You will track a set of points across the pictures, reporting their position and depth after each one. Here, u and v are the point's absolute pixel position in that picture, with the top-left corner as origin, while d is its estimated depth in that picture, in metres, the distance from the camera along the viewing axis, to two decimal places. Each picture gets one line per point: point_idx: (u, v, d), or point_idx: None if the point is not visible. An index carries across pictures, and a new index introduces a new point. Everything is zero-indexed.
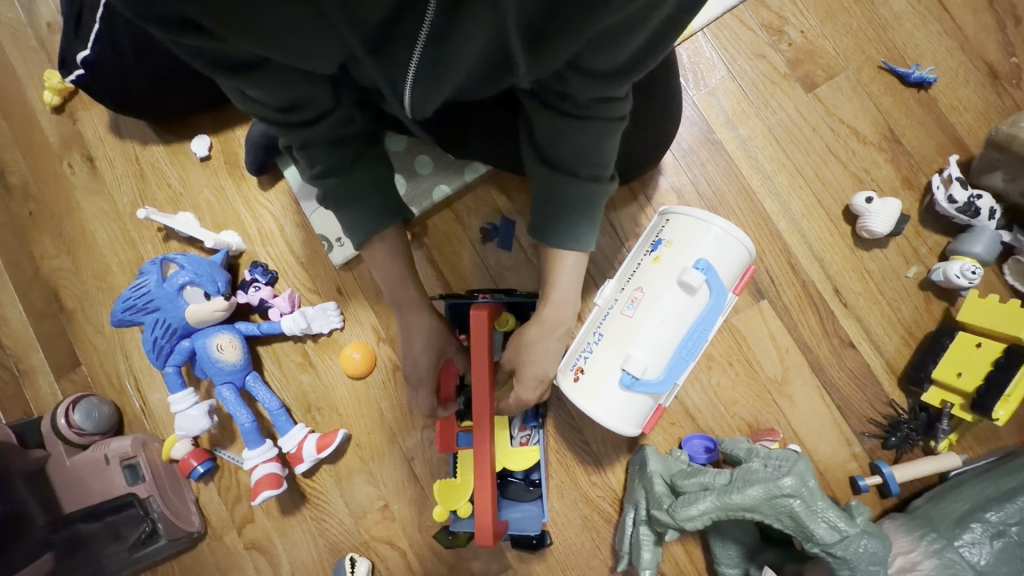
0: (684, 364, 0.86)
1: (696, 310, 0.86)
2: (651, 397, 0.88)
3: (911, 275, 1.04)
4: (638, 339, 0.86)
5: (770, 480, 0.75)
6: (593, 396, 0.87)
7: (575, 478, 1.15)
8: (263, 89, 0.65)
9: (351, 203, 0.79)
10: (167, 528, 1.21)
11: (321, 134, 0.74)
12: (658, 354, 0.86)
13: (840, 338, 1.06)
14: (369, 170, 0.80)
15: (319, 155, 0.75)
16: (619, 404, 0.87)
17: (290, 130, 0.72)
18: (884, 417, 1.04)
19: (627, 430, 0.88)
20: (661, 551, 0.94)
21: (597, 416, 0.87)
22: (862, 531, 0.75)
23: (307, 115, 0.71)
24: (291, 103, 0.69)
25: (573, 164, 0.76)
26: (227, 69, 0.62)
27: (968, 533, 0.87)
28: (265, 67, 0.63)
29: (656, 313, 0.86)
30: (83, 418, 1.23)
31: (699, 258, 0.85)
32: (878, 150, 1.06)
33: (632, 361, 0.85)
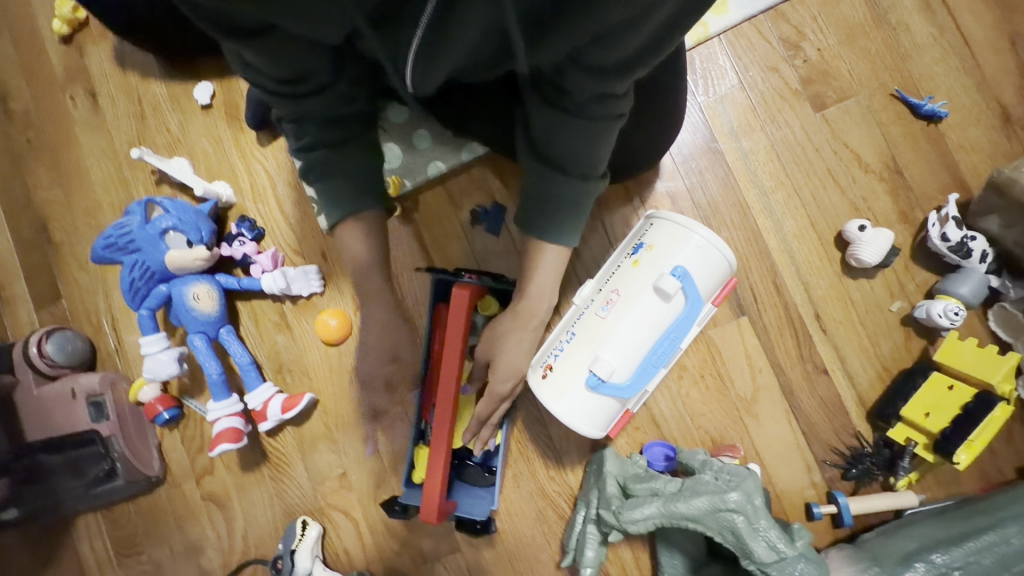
0: (652, 372, 0.86)
1: (671, 317, 0.85)
2: (617, 400, 0.87)
3: (894, 309, 1.02)
4: (609, 341, 0.85)
5: (717, 493, 0.74)
6: (559, 395, 0.87)
7: (533, 470, 1.15)
8: (264, 59, 0.62)
9: (340, 185, 0.78)
10: (125, 469, 1.21)
11: (317, 108, 0.72)
12: (628, 358, 0.85)
13: (815, 363, 1.05)
14: (356, 147, 0.77)
15: (312, 129, 0.74)
16: (583, 405, 0.86)
17: (288, 101, 0.70)
18: (848, 448, 1.03)
19: (591, 432, 0.88)
20: (606, 552, 0.94)
21: (561, 414, 0.87)
22: (800, 554, 0.73)
23: (306, 90, 0.69)
24: (293, 74, 0.67)
25: (563, 158, 0.74)
26: (228, 33, 0.58)
27: (911, 572, 0.83)
28: (268, 35, 0.59)
29: (630, 317, 0.85)
30: (56, 350, 1.23)
31: (676, 265, 0.84)
32: (879, 180, 1.04)
33: (599, 362, 0.84)
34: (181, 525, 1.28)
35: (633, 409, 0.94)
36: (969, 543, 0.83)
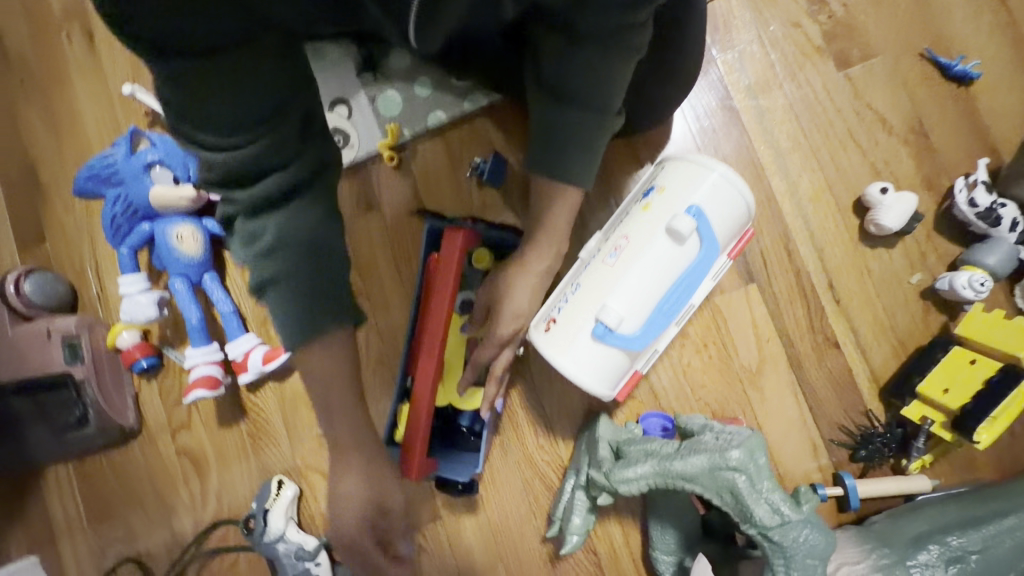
0: (664, 321, 0.79)
1: (684, 263, 0.79)
2: (626, 354, 0.81)
3: (913, 281, 0.96)
4: (617, 290, 0.79)
5: (716, 450, 0.68)
6: (564, 349, 0.81)
7: (523, 438, 1.09)
8: (231, 95, 0.53)
9: (307, 301, 0.59)
10: (96, 416, 1.15)
11: (278, 185, 0.57)
12: (638, 307, 0.79)
13: (826, 336, 0.99)
14: (322, 247, 0.60)
15: (270, 226, 0.57)
16: (591, 358, 0.80)
17: (242, 174, 0.55)
18: (857, 426, 0.97)
19: (597, 390, 0.82)
20: (593, 519, 0.88)
21: (567, 370, 0.81)
22: (807, 520, 0.64)
23: (269, 160, 0.55)
24: (259, 121, 0.54)
25: (580, 89, 0.69)
26: (198, 54, 0.51)
27: (923, 554, 0.76)
28: (242, 46, 0.53)
29: (641, 263, 0.79)
30: (34, 290, 1.19)
31: (689, 202, 0.78)
32: (902, 143, 0.98)
33: (607, 311, 0.78)
34: (152, 481, 1.22)
35: (643, 368, 0.87)
36: (987, 526, 0.77)
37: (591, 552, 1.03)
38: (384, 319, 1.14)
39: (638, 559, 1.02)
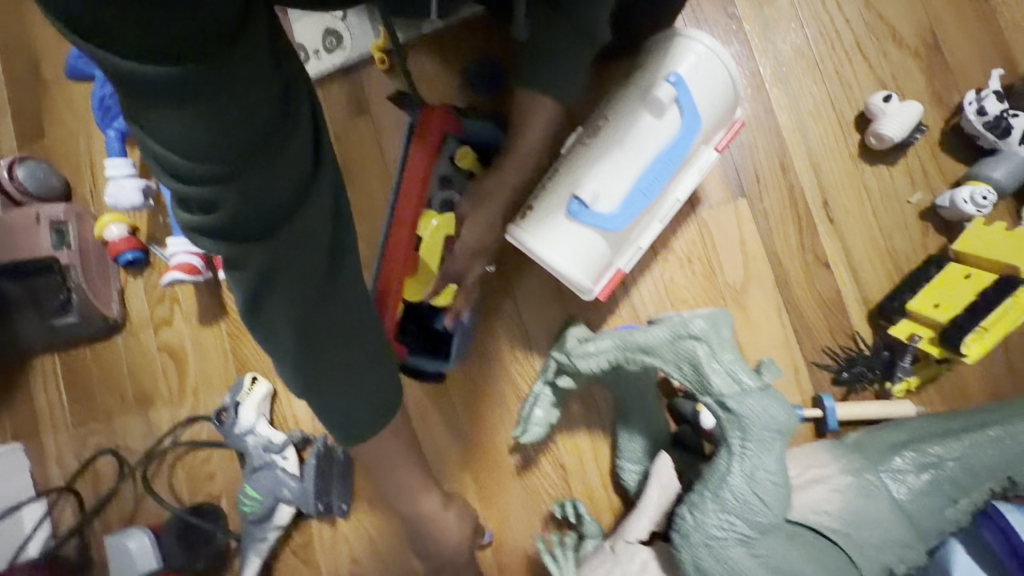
0: (643, 200, 0.77)
1: (664, 138, 0.77)
2: (602, 238, 0.79)
3: (914, 201, 0.92)
4: (594, 167, 0.78)
5: (678, 320, 0.65)
6: (541, 232, 0.80)
7: (498, 349, 1.04)
8: (217, 128, 0.37)
9: (339, 381, 0.51)
10: (81, 301, 1.16)
11: (283, 249, 0.43)
12: (616, 185, 0.78)
13: (816, 256, 0.95)
14: (351, 311, 0.51)
15: (285, 301, 0.45)
16: (565, 241, 0.78)
17: (246, 237, 0.41)
18: (841, 348, 0.92)
19: (575, 277, 0.79)
20: (556, 414, 0.86)
21: (543, 254, 0.79)
22: (767, 390, 0.61)
23: (275, 210, 0.41)
24: (253, 157, 0.39)
25: (575, 7, 0.76)
26: (169, 76, 0.35)
27: (898, 461, 0.72)
28: (227, 59, 0.36)
29: (619, 140, 0.78)
30: (27, 177, 1.20)
31: (668, 74, 0.76)
32: (914, 56, 0.93)
33: (583, 188, 0.78)
34: (133, 376, 1.23)
35: (625, 266, 0.84)
36: (970, 437, 0.72)
37: (559, 467, 1.00)
38: (367, 225, 1.13)
39: (607, 476, 0.99)
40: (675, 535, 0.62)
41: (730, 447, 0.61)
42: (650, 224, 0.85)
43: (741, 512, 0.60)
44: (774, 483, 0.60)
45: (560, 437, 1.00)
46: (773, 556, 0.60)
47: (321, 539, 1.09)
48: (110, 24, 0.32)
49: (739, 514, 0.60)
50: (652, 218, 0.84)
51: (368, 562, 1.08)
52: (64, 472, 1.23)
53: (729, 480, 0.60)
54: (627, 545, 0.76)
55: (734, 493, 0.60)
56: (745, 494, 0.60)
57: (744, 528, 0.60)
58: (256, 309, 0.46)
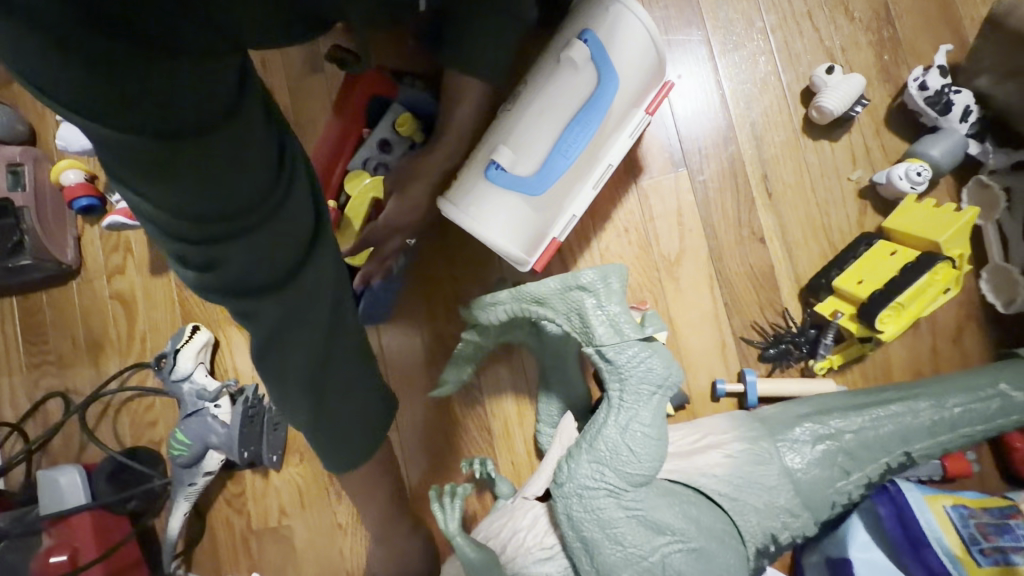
0: (564, 162, 0.70)
1: (583, 95, 0.70)
2: (524, 202, 0.71)
3: (854, 178, 0.90)
4: (513, 129, 0.71)
5: (570, 272, 0.64)
6: (462, 199, 0.72)
7: (433, 310, 1.06)
8: (216, 190, 0.35)
9: (340, 414, 0.52)
10: (33, 244, 1.16)
11: (291, 302, 0.41)
12: (537, 147, 0.70)
13: (752, 230, 0.93)
14: (354, 349, 0.51)
15: (294, 349, 0.44)
16: (483, 204, 0.71)
17: (250, 296, 0.39)
18: (770, 325, 0.91)
19: (500, 245, 0.72)
20: (469, 369, 0.90)
21: (463, 221, 0.72)
22: (648, 342, 0.61)
23: (279, 266, 0.39)
24: (253, 214, 0.37)
25: None
26: (153, 145, 0.33)
27: (797, 432, 0.71)
28: (228, 124, 0.35)
29: (539, 99, 0.70)
30: None
31: (581, 31, 0.70)
32: (864, 29, 0.91)
33: (501, 149, 0.70)
34: (85, 321, 1.25)
35: (558, 234, 0.77)
36: (870, 411, 0.71)
37: (484, 430, 1.01)
38: None
39: (530, 442, 0.99)
40: (552, 485, 0.62)
41: (609, 399, 0.61)
42: (581, 190, 0.79)
43: (612, 462, 0.59)
44: (648, 436, 0.60)
45: (487, 400, 1.01)
46: (644, 508, 0.61)
47: (253, 489, 1.11)
48: (104, 103, 0.31)
49: (609, 464, 0.59)
50: (583, 183, 0.78)
51: (296, 513, 1.09)
52: (15, 412, 1.25)
53: (604, 430, 0.60)
54: (524, 500, 0.77)
55: (607, 444, 0.60)
56: (617, 445, 0.59)
57: (614, 479, 0.60)
58: (265, 360, 0.44)
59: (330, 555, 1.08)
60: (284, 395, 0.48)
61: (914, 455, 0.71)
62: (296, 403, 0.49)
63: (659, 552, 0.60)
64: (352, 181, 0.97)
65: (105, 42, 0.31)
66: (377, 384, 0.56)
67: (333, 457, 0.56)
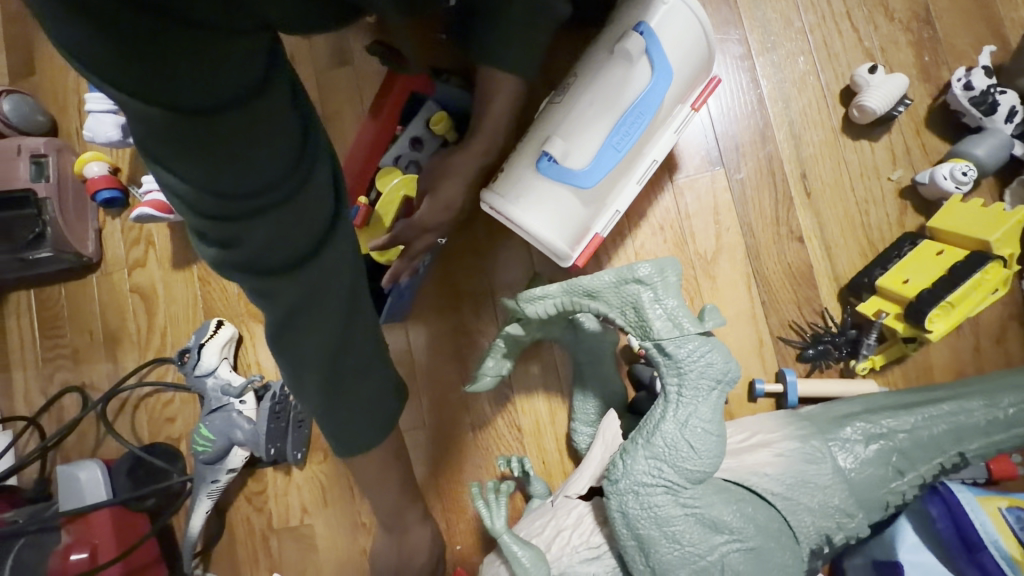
0: (615, 156, 0.69)
1: (636, 88, 0.69)
2: (572, 195, 0.71)
3: (894, 177, 0.89)
4: (564, 122, 0.71)
5: (625, 265, 0.63)
6: (513, 193, 0.72)
7: (462, 307, 1.04)
8: (237, 172, 0.36)
9: (351, 403, 0.52)
10: (54, 235, 1.15)
11: (307, 288, 0.42)
12: (589, 140, 0.70)
13: (790, 229, 0.92)
14: (366, 334, 0.51)
15: (309, 332, 0.45)
16: (532, 197, 0.71)
17: (268, 277, 0.40)
18: (807, 325, 0.90)
19: (549, 238, 0.72)
20: (508, 365, 0.87)
21: (513, 215, 0.71)
22: (709, 336, 0.59)
23: (295, 249, 0.40)
24: (273, 196, 0.38)
25: None
26: (174, 119, 0.34)
27: (848, 431, 0.70)
28: (251, 106, 0.36)
29: (590, 93, 0.70)
30: (12, 110, 1.19)
31: (636, 24, 0.70)
32: (904, 30, 0.91)
33: (553, 142, 0.69)
34: (103, 315, 1.23)
35: (602, 230, 0.76)
36: (921, 410, 0.71)
37: (515, 428, 1.00)
38: None
39: (561, 440, 0.98)
40: (605, 482, 0.61)
41: (667, 394, 0.59)
42: (628, 185, 0.78)
43: (670, 458, 0.58)
44: (707, 432, 0.59)
45: (518, 398, 1.00)
46: (701, 506, 0.59)
47: (275, 487, 1.09)
48: (131, 78, 0.32)
49: (667, 461, 0.58)
50: (628, 177, 0.77)
51: (318, 512, 1.07)
52: (31, 406, 1.23)
53: (663, 426, 0.59)
54: (566, 500, 0.75)
55: (665, 439, 0.58)
56: (676, 440, 0.58)
57: (671, 476, 0.58)
58: (277, 342, 0.45)
59: (351, 556, 1.05)
60: (296, 376, 0.48)
61: (967, 456, 0.70)
62: (309, 383, 0.49)
63: (718, 552, 0.59)
64: (383, 178, 0.97)
65: (133, 18, 0.31)
66: (389, 376, 0.55)
67: (340, 446, 0.56)
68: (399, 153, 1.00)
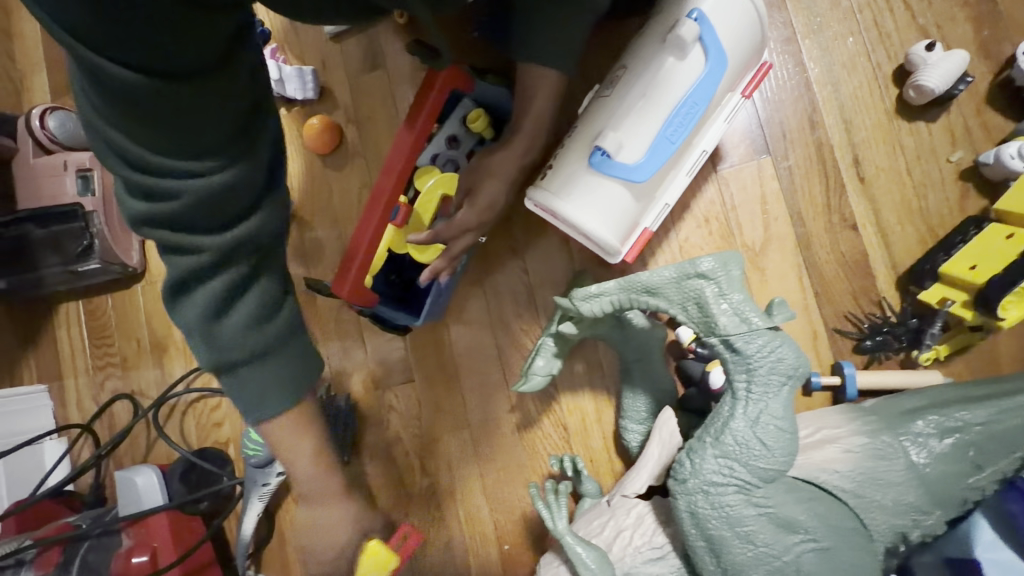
0: (669, 148, 0.67)
1: (689, 78, 0.68)
2: (624, 189, 0.69)
3: (953, 159, 0.86)
4: (615, 116, 0.69)
5: (686, 260, 0.61)
6: (563, 190, 0.71)
7: (503, 307, 1.03)
8: (185, 133, 0.44)
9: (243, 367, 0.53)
10: (102, 247, 1.18)
11: (233, 248, 0.50)
12: (642, 133, 0.68)
13: (843, 217, 0.89)
14: (260, 315, 0.53)
15: (209, 289, 0.50)
16: (584, 192, 0.70)
17: (200, 232, 0.48)
18: (864, 315, 0.87)
19: (600, 233, 0.70)
20: (558, 364, 0.86)
21: (565, 212, 0.70)
22: (778, 331, 0.58)
23: (235, 208, 0.49)
24: (216, 154, 0.46)
25: None
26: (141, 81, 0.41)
27: (919, 425, 0.67)
28: (206, 80, 0.44)
29: (641, 85, 0.69)
30: (58, 126, 1.21)
31: (690, 11, 0.67)
32: (961, 5, 0.87)
33: (605, 135, 0.68)
34: (150, 323, 1.25)
35: (651, 224, 0.75)
36: (997, 401, 0.68)
37: (560, 427, 0.99)
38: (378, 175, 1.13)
39: (609, 438, 0.96)
40: (672, 482, 0.60)
41: (735, 390, 0.58)
42: (676, 177, 0.76)
43: (741, 457, 0.57)
44: (780, 429, 0.57)
45: (563, 396, 0.99)
46: (774, 506, 0.58)
47: None
48: (97, 36, 0.39)
49: (739, 459, 0.57)
50: (678, 170, 0.76)
51: None
52: (84, 413, 1.26)
53: (732, 424, 0.57)
54: (624, 499, 0.73)
55: (735, 438, 0.57)
56: (747, 438, 0.57)
57: (744, 475, 0.57)
58: (177, 296, 0.51)
59: None
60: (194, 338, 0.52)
61: None
62: (205, 350, 0.52)
63: (793, 552, 0.57)
64: (421, 177, 0.97)
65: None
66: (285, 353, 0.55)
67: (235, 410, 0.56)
68: (439, 150, 1.00)
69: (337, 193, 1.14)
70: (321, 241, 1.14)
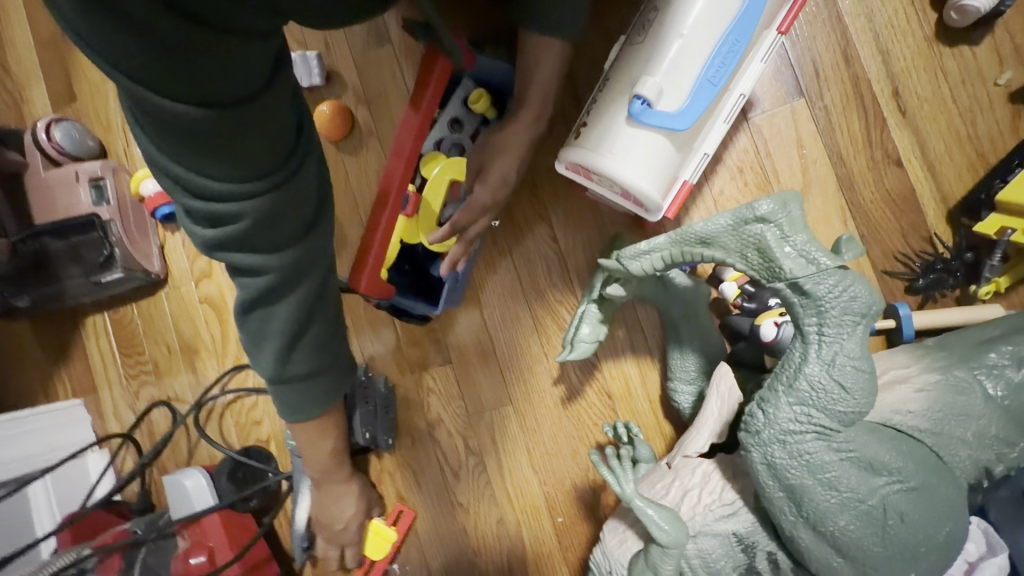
0: (711, 92, 0.65)
1: (729, 15, 0.65)
2: (664, 137, 0.67)
3: (1001, 81, 0.82)
4: (653, 62, 0.66)
5: (741, 205, 0.57)
6: (600, 144, 0.68)
7: (536, 279, 1.01)
8: (249, 163, 0.46)
9: (296, 385, 0.62)
10: (123, 255, 1.16)
11: (288, 264, 0.53)
12: (681, 78, 0.65)
13: (885, 152, 0.85)
14: (321, 339, 0.61)
15: (281, 311, 0.55)
16: (624, 148, 0.67)
17: (268, 252, 0.51)
18: (915, 254, 0.84)
19: (642, 183, 0.67)
20: (604, 329, 0.85)
21: (606, 168, 0.68)
22: (846, 267, 0.55)
23: (288, 227, 0.52)
24: (274, 177, 0.48)
25: None
26: (200, 115, 0.42)
27: (993, 356, 0.64)
28: (254, 107, 0.45)
29: (675, 27, 0.65)
30: (64, 137, 1.19)
31: None
32: None
33: (645, 83, 0.64)
34: (178, 327, 1.24)
35: (690, 176, 0.72)
36: None
37: (605, 396, 0.98)
38: None
39: (655, 401, 0.95)
40: (744, 436, 0.58)
41: (805, 335, 0.56)
42: (714, 126, 0.74)
43: (819, 402, 0.55)
44: (858, 369, 0.55)
45: (605, 364, 0.97)
46: (856, 449, 0.56)
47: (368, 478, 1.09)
48: (174, 84, 0.41)
49: (816, 405, 0.55)
50: (715, 119, 0.73)
51: (414, 498, 1.05)
52: (123, 423, 1.26)
53: (806, 369, 0.55)
54: (685, 460, 0.73)
55: (811, 382, 0.55)
56: (824, 382, 0.55)
57: (823, 420, 0.55)
58: (249, 317, 0.55)
59: (452, 540, 1.03)
60: (256, 351, 0.58)
61: None
62: (263, 364, 0.59)
63: (879, 495, 0.56)
64: (428, 164, 0.92)
65: (171, 25, 0.39)
66: (331, 380, 0.65)
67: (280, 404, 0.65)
68: (444, 136, 0.97)
69: (353, 179, 1.12)
70: (341, 230, 1.12)
